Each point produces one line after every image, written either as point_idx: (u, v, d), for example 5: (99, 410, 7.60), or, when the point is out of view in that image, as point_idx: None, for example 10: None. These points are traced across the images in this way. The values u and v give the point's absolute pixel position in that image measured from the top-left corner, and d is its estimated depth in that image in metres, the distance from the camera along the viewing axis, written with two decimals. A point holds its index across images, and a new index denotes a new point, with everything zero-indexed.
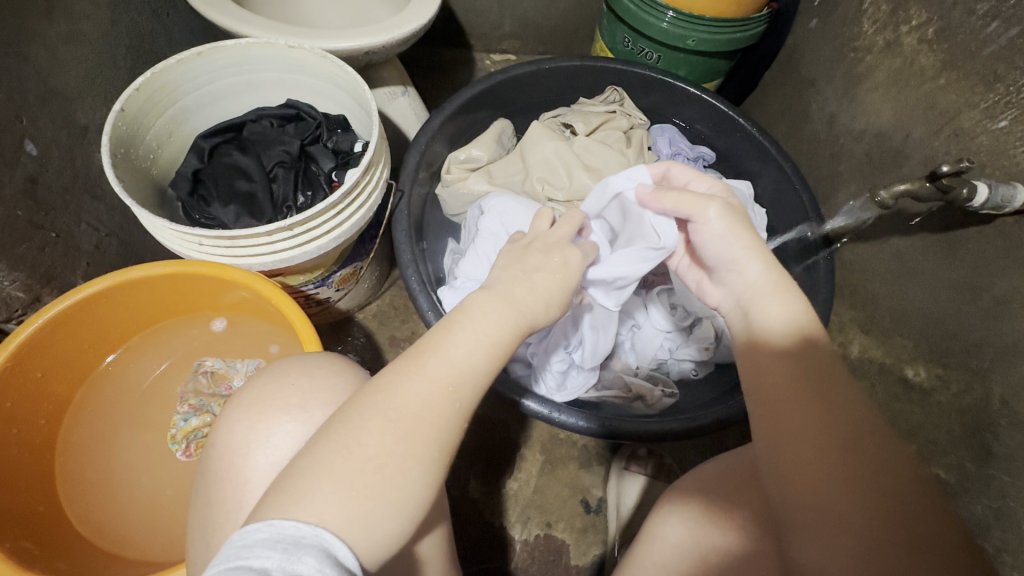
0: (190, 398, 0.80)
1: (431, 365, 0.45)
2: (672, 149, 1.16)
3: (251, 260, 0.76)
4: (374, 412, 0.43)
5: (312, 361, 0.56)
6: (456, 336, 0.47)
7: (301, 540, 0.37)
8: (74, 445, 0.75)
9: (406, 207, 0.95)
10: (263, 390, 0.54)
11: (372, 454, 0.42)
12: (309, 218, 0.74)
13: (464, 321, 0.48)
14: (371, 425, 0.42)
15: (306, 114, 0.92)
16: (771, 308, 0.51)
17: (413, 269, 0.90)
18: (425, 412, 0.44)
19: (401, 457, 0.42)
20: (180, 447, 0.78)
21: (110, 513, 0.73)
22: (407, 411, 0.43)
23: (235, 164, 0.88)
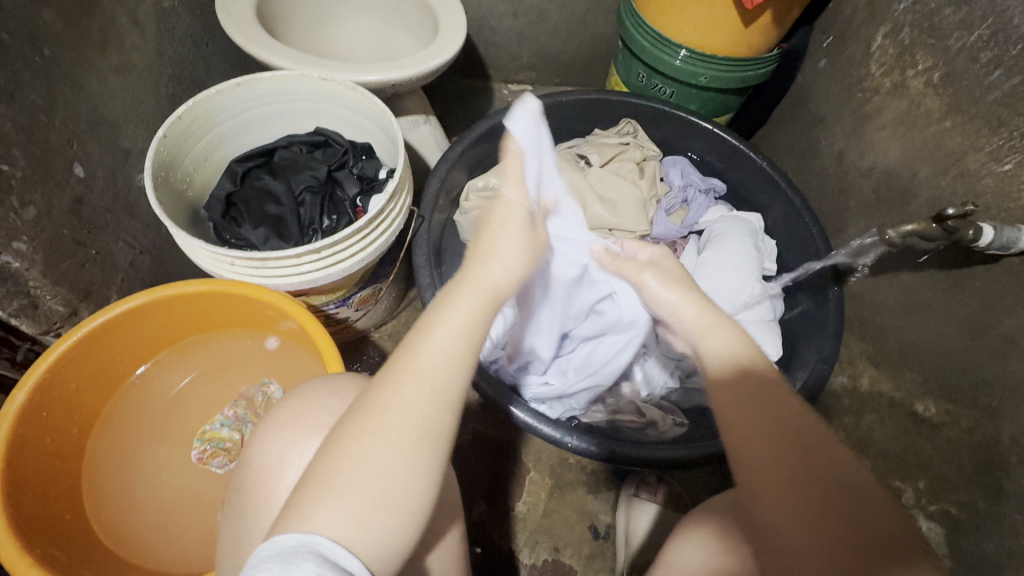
0: (238, 405, 0.85)
1: (414, 374, 0.46)
2: (684, 181, 1.20)
3: (279, 280, 0.79)
4: (370, 425, 0.45)
5: (339, 383, 0.59)
6: (447, 347, 0.48)
7: (298, 550, 0.39)
8: (103, 456, 0.78)
9: (425, 233, 0.99)
10: (295, 409, 0.56)
11: (380, 470, 0.44)
12: (336, 243, 0.78)
13: (437, 324, 0.49)
14: (382, 438, 0.44)
15: (334, 141, 0.97)
16: (721, 340, 0.54)
17: (431, 291, 0.93)
18: (429, 424, 0.46)
19: (399, 469, 0.44)
20: (199, 447, 0.82)
21: (132, 523, 0.75)
22: (402, 423, 0.45)
23: (266, 188, 0.92)
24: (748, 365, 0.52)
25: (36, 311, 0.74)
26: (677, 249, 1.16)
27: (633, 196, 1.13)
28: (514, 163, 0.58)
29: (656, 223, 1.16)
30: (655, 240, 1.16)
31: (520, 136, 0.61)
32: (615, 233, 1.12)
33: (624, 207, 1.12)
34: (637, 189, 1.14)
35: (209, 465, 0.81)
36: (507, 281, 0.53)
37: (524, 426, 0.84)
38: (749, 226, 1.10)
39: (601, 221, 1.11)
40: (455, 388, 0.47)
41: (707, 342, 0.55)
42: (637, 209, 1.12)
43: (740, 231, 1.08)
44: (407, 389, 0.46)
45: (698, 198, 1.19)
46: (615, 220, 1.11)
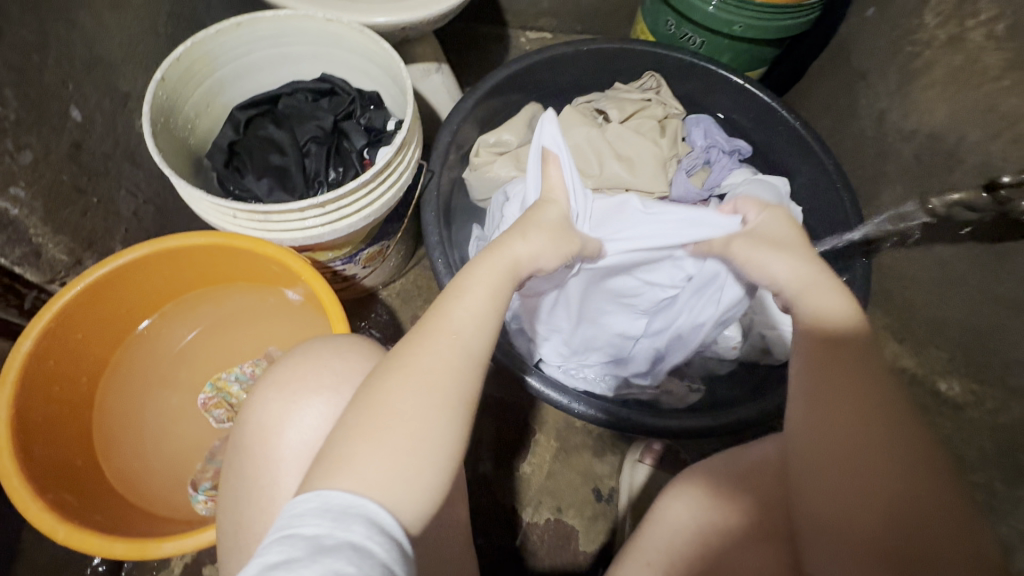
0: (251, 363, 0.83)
1: (443, 333, 0.48)
2: (706, 142, 1.13)
3: (284, 235, 0.76)
4: (406, 378, 0.46)
5: (341, 343, 0.57)
6: (472, 305, 0.51)
7: (349, 509, 0.38)
8: (114, 400, 0.79)
9: (435, 188, 0.94)
10: (303, 366, 0.55)
11: (417, 418, 0.45)
12: (341, 197, 0.75)
13: (463, 292, 0.51)
14: (417, 389, 0.46)
15: (340, 89, 0.93)
16: (819, 302, 0.55)
17: (439, 251, 0.90)
18: (465, 370, 0.48)
19: (434, 416, 0.45)
20: (209, 394, 0.81)
21: (139, 463, 0.77)
22: (434, 374, 0.46)
23: (269, 137, 0.87)
24: (835, 329, 0.54)
25: (39, 259, 0.73)
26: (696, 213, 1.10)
27: (654, 156, 1.06)
28: (553, 170, 0.68)
29: (675, 185, 1.09)
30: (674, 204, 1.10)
31: (547, 143, 0.72)
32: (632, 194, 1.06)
33: (642, 167, 1.05)
34: (658, 148, 1.07)
35: (211, 413, 0.81)
36: (530, 258, 0.56)
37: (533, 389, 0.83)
38: (773, 188, 1.05)
39: (618, 180, 1.04)
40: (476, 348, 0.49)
41: (806, 296, 0.56)
42: (658, 171, 1.06)
43: (764, 193, 1.03)
44: (439, 345, 0.48)
45: (722, 159, 1.13)
46: (632, 179, 1.04)
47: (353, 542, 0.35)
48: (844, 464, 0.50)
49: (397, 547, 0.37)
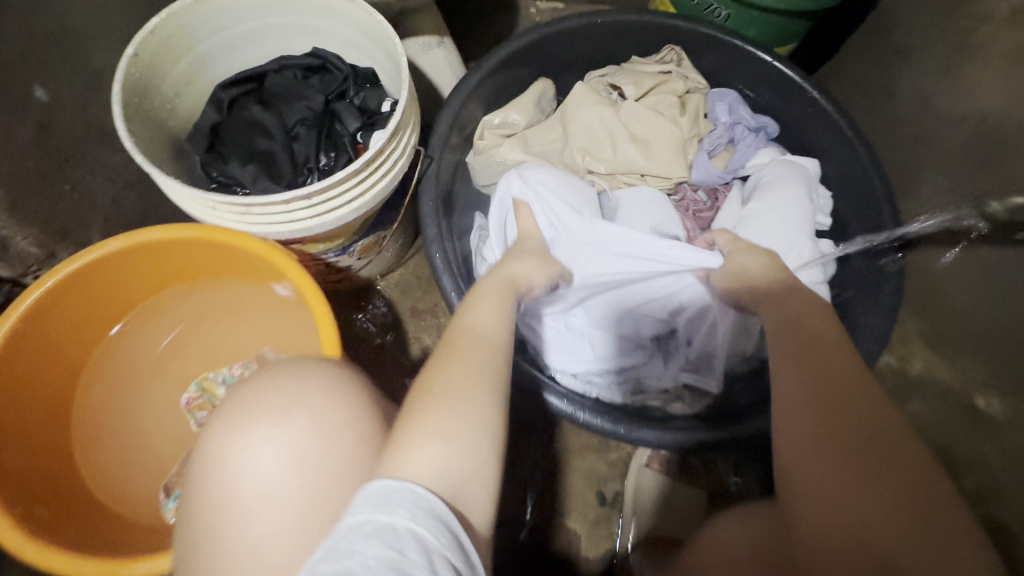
0: (238, 366, 0.79)
1: (465, 336, 0.58)
2: (731, 118, 1.02)
3: (267, 228, 0.70)
4: (441, 370, 0.54)
5: (303, 367, 0.56)
6: (485, 316, 0.62)
7: (393, 491, 0.42)
8: (93, 396, 0.75)
9: (434, 175, 0.87)
10: (255, 400, 0.52)
11: (450, 399, 0.51)
12: (329, 188, 0.69)
13: (476, 309, 0.63)
14: (449, 377, 0.53)
15: (332, 66, 0.85)
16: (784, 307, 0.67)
17: (438, 243, 0.84)
18: (488, 362, 0.56)
19: (471, 398, 0.52)
20: (193, 394, 0.78)
21: (114, 462, 0.74)
22: (461, 364, 0.55)
23: (254, 118, 0.80)
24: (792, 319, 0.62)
25: (7, 252, 0.68)
26: (718, 199, 1.02)
27: (673, 137, 0.98)
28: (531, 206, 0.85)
29: (697, 167, 1.01)
30: (693, 188, 1.03)
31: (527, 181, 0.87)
32: (648, 179, 0.99)
33: (659, 149, 0.98)
34: (677, 128, 0.99)
35: (194, 415, 0.78)
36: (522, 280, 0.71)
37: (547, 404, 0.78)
38: (803, 171, 0.97)
39: (632, 165, 0.97)
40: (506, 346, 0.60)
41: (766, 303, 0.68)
42: (678, 153, 0.98)
43: (793, 179, 0.95)
44: (464, 343, 0.57)
45: (746, 138, 1.02)
46: (648, 163, 0.97)
47: (399, 523, 0.40)
48: (829, 442, 0.50)
49: (439, 524, 0.42)
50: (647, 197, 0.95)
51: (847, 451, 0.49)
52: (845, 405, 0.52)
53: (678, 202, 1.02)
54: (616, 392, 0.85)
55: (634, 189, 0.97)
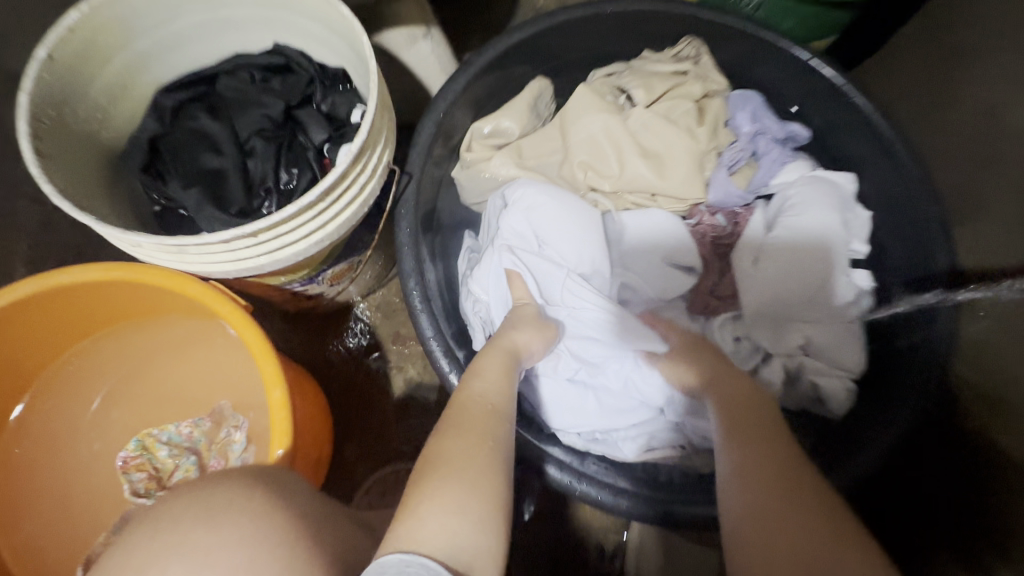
0: (189, 422, 0.68)
1: (475, 400, 0.60)
2: (754, 127, 0.89)
3: (211, 267, 0.59)
4: (451, 434, 0.56)
5: (216, 501, 0.46)
6: (490, 378, 0.63)
7: (406, 565, 0.43)
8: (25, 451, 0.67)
9: (413, 197, 0.75)
10: (142, 564, 0.42)
11: (462, 466, 0.52)
12: (279, 223, 0.57)
13: (481, 372, 0.64)
14: (461, 440, 0.55)
15: (296, 65, 0.73)
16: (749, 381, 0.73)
17: (416, 279, 0.72)
18: (498, 429, 0.58)
19: (482, 461, 0.53)
20: (131, 451, 0.67)
21: (32, 526, 0.65)
22: (468, 428, 0.56)
23: (202, 130, 0.69)
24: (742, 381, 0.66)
25: None
26: (740, 223, 0.87)
27: (688, 152, 0.85)
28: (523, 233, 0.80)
29: (714, 185, 0.88)
30: (710, 211, 0.88)
31: (520, 204, 0.81)
32: (659, 200, 0.87)
33: (674, 166, 0.85)
34: (693, 142, 0.86)
35: (129, 477, 0.66)
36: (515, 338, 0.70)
37: (543, 473, 0.71)
38: (837, 191, 0.84)
39: (640, 183, 0.85)
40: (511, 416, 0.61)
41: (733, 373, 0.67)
42: (693, 171, 0.85)
43: (827, 201, 0.82)
44: (473, 408, 0.59)
45: (771, 151, 0.89)
46: (659, 183, 0.85)
47: None
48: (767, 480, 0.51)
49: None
50: (656, 221, 0.83)
51: (783, 491, 0.50)
52: (782, 464, 0.52)
53: (693, 227, 0.88)
54: (628, 448, 0.75)
55: (643, 211, 0.85)
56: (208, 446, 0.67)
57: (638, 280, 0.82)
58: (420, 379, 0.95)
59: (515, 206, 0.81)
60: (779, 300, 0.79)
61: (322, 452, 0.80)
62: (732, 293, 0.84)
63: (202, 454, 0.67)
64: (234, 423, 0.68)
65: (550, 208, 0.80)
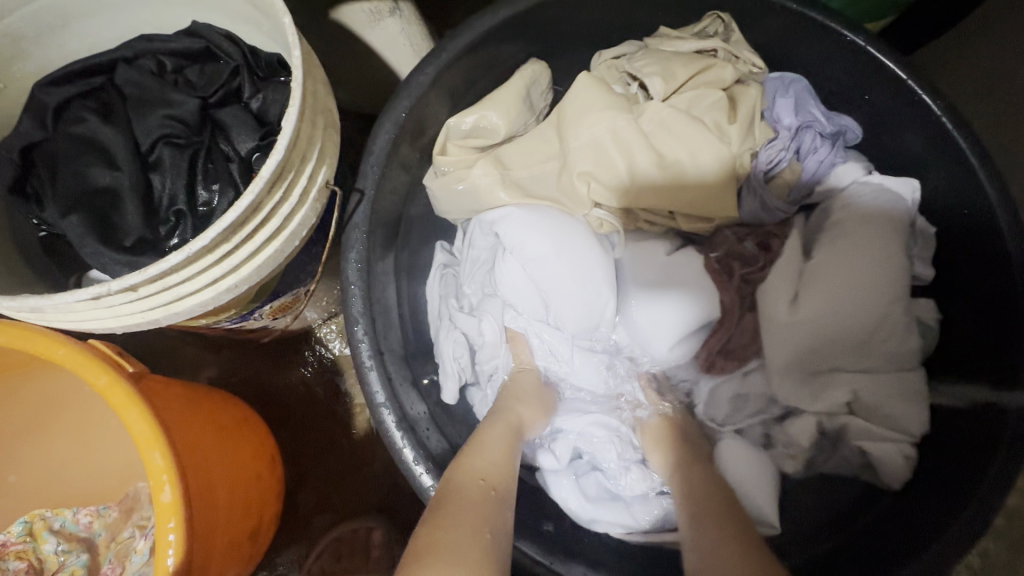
0: (86, 507, 0.59)
1: (474, 475, 0.52)
2: (799, 119, 0.73)
3: (85, 321, 0.46)
4: (445, 515, 0.47)
5: None
6: (492, 454, 0.55)
7: None
8: None
9: (365, 219, 0.60)
10: None
11: (456, 556, 0.43)
12: (167, 271, 0.43)
13: (481, 444, 0.56)
14: (456, 521, 0.46)
15: (218, 52, 0.58)
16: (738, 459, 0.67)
17: (366, 326, 0.58)
18: (498, 513, 0.49)
19: (477, 553, 0.44)
20: (12, 534, 0.57)
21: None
22: (466, 511, 0.48)
23: (90, 137, 0.54)
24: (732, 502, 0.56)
25: None
26: (771, 247, 0.72)
27: (717, 159, 0.69)
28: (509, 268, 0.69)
29: (747, 196, 0.73)
30: (737, 235, 0.73)
31: (506, 232, 0.69)
32: (677, 218, 0.72)
33: (698, 176, 0.69)
34: (724, 143, 0.70)
35: (2, 564, 0.56)
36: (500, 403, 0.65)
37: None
38: (896, 210, 0.68)
39: (658, 197, 0.69)
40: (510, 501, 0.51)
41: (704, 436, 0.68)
42: (723, 180, 0.70)
43: (881, 224, 0.67)
44: (470, 485, 0.51)
45: (818, 149, 0.73)
46: (679, 197, 0.69)
47: None
48: None
49: None
50: (665, 262, 0.69)
51: None
52: None
53: (717, 260, 0.72)
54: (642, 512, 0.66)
55: (648, 243, 0.71)
56: (108, 542, 0.59)
57: (649, 339, 0.68)
58: None
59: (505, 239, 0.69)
60: (817, 351, 0.65)
61: (264, 522, 0.68)
62: (752, 339, 0.69)
63: (99, 553, 0.58)
64: (143, 517, 0.59)
65: (552, 258, 0.67)
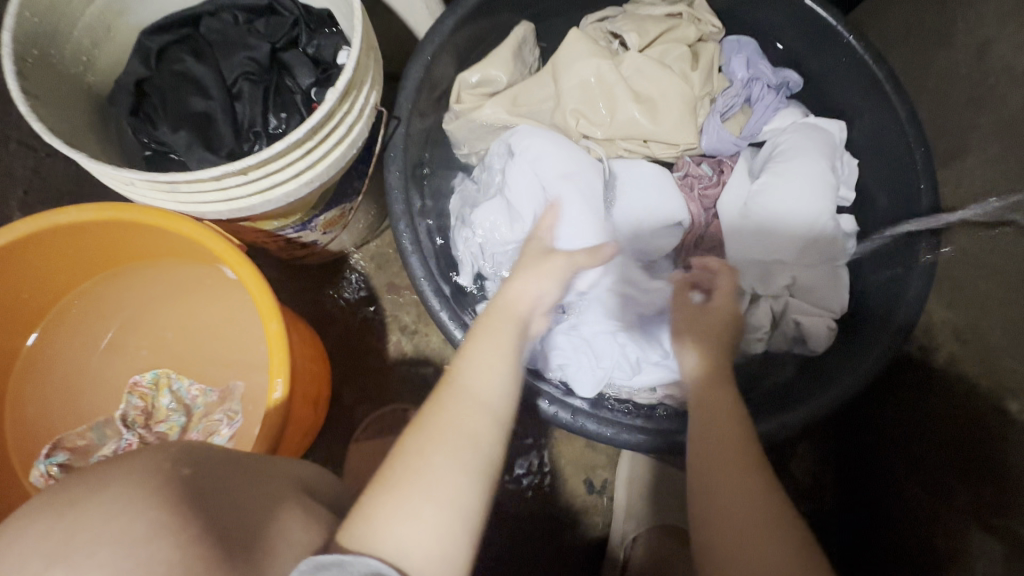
0: (198, 384, 0.73)
1: (469, 398, 0.52)
2: (748, 74, 0.88)
3: (204, 208, 0.60)
4: (429, 448, 0.49)
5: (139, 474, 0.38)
6: (483, 371, 0.54)
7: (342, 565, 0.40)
8: (42, 375, 0.73)
9: (401, 141, 0.75)
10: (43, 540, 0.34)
11: (435, 477, 0.47)
12: (268, 160, 0.58)
13: (469, 360, 0.55)
14: (441, 446, 0.49)
15: (281, 7, 0.72)
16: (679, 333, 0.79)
17: (406, 222, 0.73)
18: (485, 431, 0.51)
19: (458, 458, 0.48)
20: (146, 380, 0.73)
21: (34, 411, 0.72)
22: (458, 429, 0.50)
23: (187, 74, 0.69)
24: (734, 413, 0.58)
25: None
26: (724, 172, 0.87)
27: (684, 91, 0.84)
28: (516, 172, 0.81)
29: (707, 133, 0.87)
30: (695, 160, 0.88)
31: (517, 146, 0.83)
32: (652, 146, 0.88)
33: (668, 111, 0.85)
34: (687, 85, 0.85)
35: (129, 398, 0.72)
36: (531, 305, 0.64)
37: (536, 407, 0.72)
38: (829, 137, 0.84)
39: (634, 128, 0.85)
40: (498, 403, 0.53)
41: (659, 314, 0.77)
42: (688, 113, 0.85)
43: (816, 147, 0.82)
44: (467, 410, 0.51)
45: (765, 97, 0.88)
46: (653, 126, 0.85)
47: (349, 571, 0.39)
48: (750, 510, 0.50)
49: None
50: (646, 172, 0.84)
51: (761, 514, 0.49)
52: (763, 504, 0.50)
53: (681, 180, 0.87)
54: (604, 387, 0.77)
55: (632, 161, 0.86)
56: (201, 415, 0.72)
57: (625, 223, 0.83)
58: (414, 328, 0.97)
59: (522, 155, 0.83)
60: (765, 244, 0.80)
61: (321, 399, 0.83)
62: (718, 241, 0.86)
63: (192, 420, 0.71)
64: (231, 411, 0.71)
65: (552, 154, 0.82)
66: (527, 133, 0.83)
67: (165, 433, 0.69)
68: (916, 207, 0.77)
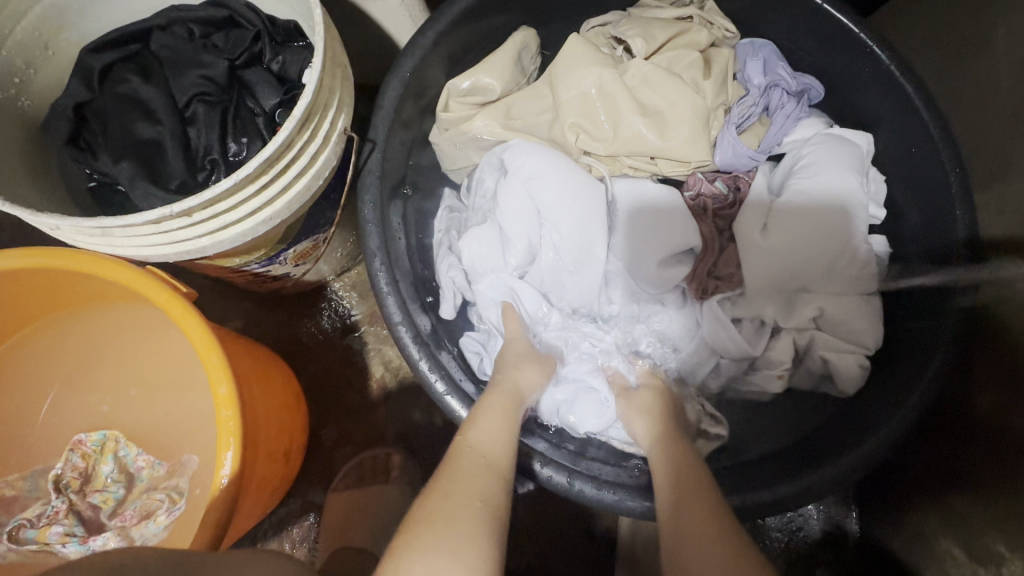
0: (147, 454, 0.67)
1: (476, 458, 0.52)
2: (767, 79, 0.80)
3: (147, 251, 0.53)
4: (446, 506, 0.47)
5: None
6: (487, 433, 0.56)
7: None
8: None
9: (377, 166, 0.67)
10: None
11: (450, 537, 0.45)
12: (216, 198, 0.50)
13: (474, 424, 0.56)
14: (455, 505, 0.47)
15: (241, 19, 0.65)
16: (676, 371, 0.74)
17: (382, 259, 0.66)
18: (496, 490, 0.50)
19: (474, 517, 0.47)
20: (89, 442, 0.66)
21: None
22: (473, 489, 0.49)
23: (133, 96, 0.61)
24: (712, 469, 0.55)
25: None
26: (741, 189, 0.79)
27: (696, 102, 0.77)
28: (509, 193, 0.74)
29: (721, 146, 0.79)
30: (708, 177, 0.81)
31: (510, 163, 0.76)
32: (660, 162, 0.80)
33: (677, 125, 0.77)
34: (700, 95, 0.78)
35: (70, 457, 0.65)
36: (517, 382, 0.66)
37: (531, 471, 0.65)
38: (856, 150, 0.76)
39: (640, 143, 0.77)
40: (504, 462, 0.53)
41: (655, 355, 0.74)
42: (699, 127, 0.77)
43: (843, 162, 0.74)
44: (474, 470, 0.51)
45: (785, 105, 0.80)
46: (660, 142, 0.77)
47: None
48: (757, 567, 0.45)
49: None
50: (652, 194, 0.77)
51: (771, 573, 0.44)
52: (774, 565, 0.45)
53: (692, 200, 0.80)
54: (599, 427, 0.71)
55: (635, 181, 0.79)
56: (144, 489, 0.65)
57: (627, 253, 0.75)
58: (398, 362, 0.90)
59: (513, 176, 0.75)
60: (787, 273, 0.72)
61: (294, 447, 0.76)
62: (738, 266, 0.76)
63: (133, 493, 0.65)
64: (174, 491, 0.63)
65: (547, 174, 0.74)
66: (519, 149, 0.76)
67: (99, 507, 0.63)
68: (952, 234, 0.69)
